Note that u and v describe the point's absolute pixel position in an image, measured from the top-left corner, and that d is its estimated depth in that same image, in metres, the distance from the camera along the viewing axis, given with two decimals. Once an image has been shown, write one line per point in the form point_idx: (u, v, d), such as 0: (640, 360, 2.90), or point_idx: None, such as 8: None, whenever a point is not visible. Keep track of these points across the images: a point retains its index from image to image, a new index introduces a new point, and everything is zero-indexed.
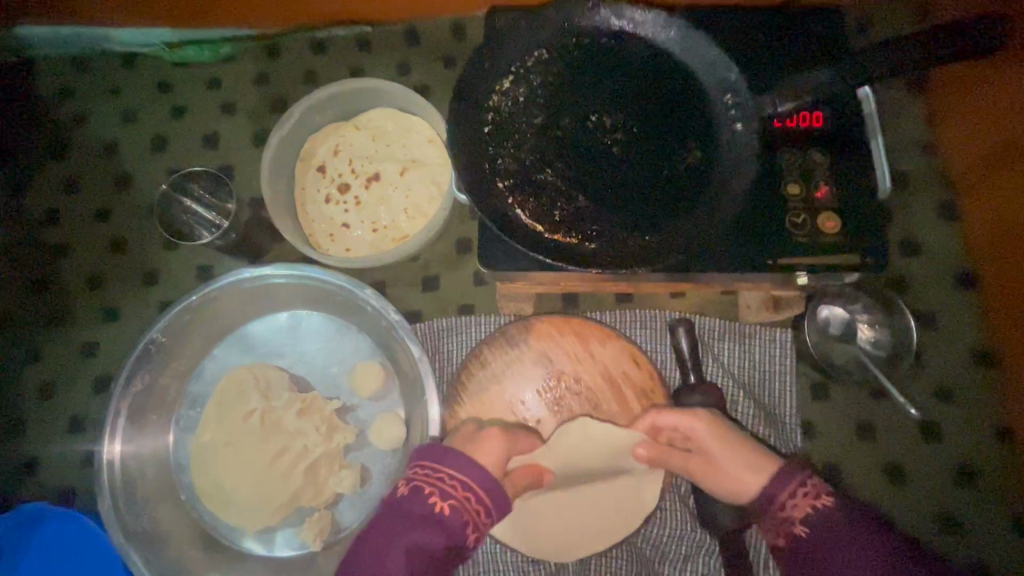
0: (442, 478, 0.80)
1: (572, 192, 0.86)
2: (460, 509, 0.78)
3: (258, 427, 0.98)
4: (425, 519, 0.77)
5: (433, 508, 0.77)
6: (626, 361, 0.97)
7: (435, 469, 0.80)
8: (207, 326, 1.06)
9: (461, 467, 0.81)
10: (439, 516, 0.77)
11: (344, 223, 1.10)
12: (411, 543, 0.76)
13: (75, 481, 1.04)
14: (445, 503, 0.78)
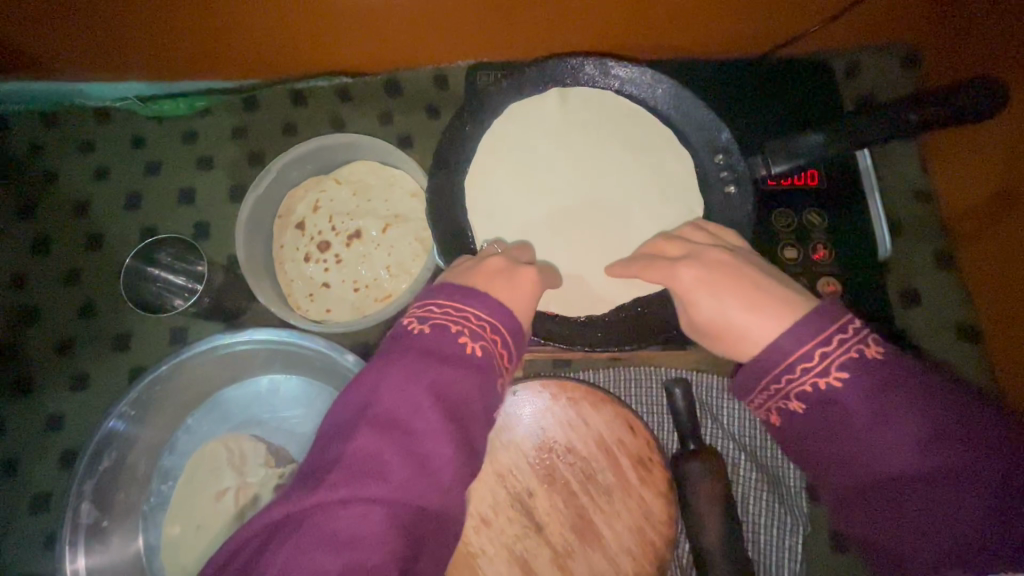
0: (467, 312, 0.62)
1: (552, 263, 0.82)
2: (494, 355, 0.61)
3: (232, 506, 0.93)
4: (452, 358, 0.59)
5: (461, 348, 0.60)
6: (621, 427, 0.92)
7: (449, 303, 0.63)
8: (179, 396, 1.01)
9: (477, 297, 0.63)
10: (474, 360, 0.59)
11: (325, 282, 1.05)
12: (438, 380, 0.57)
13: (42, 563, 0.98)
14: (473, 341, 0.60)
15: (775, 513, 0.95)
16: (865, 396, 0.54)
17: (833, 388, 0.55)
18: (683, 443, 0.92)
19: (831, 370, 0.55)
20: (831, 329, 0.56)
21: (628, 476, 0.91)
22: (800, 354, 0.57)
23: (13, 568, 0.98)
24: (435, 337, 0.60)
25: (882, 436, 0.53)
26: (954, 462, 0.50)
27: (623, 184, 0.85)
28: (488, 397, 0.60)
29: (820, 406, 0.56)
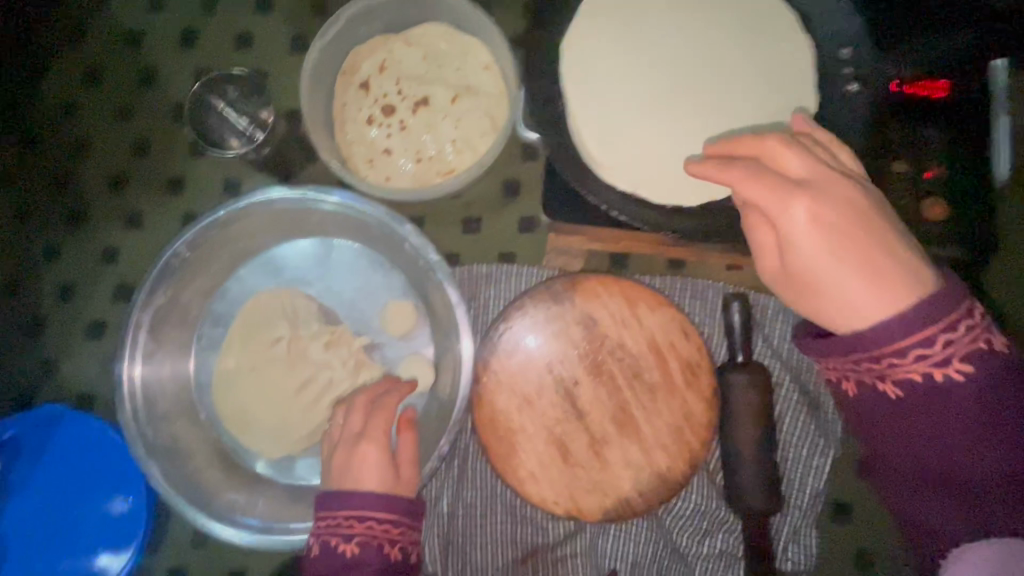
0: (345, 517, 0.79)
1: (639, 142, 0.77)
2: (377, 546, 0.78)
3: (284, 355, 0.94)
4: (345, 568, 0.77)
5: (347, 555, 0.78)
6: (675, 331, 0.92)
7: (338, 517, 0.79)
8: (233, 244, 1.00)
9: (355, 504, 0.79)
10: (355, 556, 0.77)
11: (386, 149, 1.00)
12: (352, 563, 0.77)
13: (96, 386, 1.01)
14: (357, 543, 0.78)
15: (806, 434, 0.97)
16: (968, 392, 0.61)
17: (938, 382, 0.62)
18: (734, 355, 0.91)
19: (947, 365, 0.61)
20: (939, 330, 0.59)
21: (674, 378, 0.91)
22: (901, 344, 0.60)
23: (69, 387, 1.02)
24: (330, 554, 0.78)
25: (959, 428, 0.63)
26: (1008, 455, 0.62)
27: (733, 71, 0.77)
28: (379, 503, 0.79)
29: (910, 391, 0.63)
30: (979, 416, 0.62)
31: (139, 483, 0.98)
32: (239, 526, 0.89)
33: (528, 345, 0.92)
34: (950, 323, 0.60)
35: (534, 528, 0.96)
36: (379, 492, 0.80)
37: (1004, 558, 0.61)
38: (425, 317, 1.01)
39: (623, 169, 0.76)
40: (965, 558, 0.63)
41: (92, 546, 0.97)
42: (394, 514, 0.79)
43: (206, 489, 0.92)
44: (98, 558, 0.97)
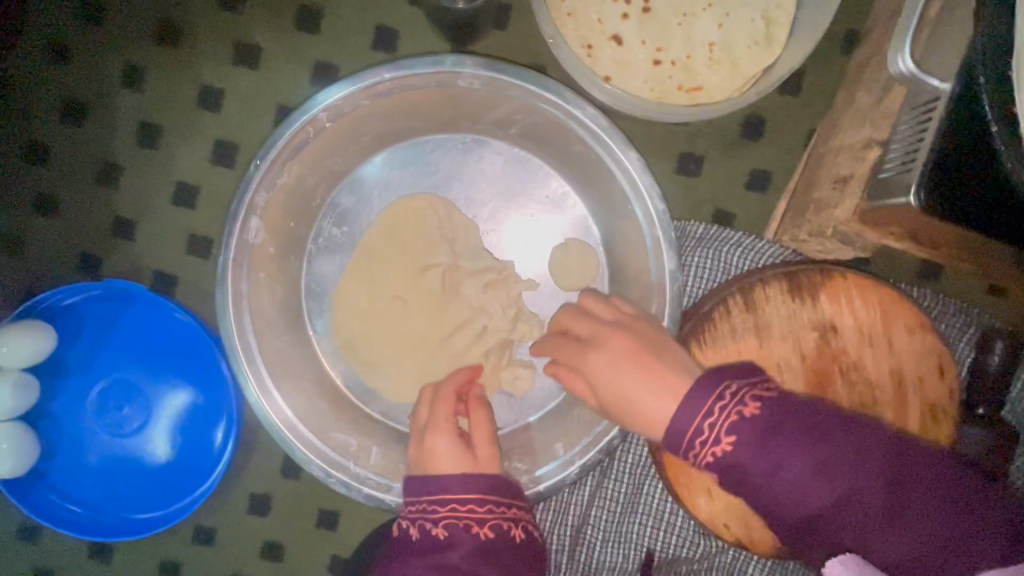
0: (426, 496, 0.60)
1: None
2: (471, 527, 0.59)
3: (437, 285, 0.73)
4: (438, 552, 0.58)
5: (436, 539, 0.58)
6: (929, 364, 0.73)
7: (419, 500, 0.61)
8: (381, 121, 0.75)
9: (462, 486, 0.60)
10: (444, 541, 0.58)
11: (615, 35, 0.72)
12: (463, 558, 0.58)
13: (178, 266, 0.81)
14: (443, 526, 0.59)
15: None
16: (754, 450, 0.52)
17: (728, 459, 0.53)
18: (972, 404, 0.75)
19: (720, 440, 0.53)
20: (707, 410, 0.53)
21: (910, 418, 0.73)
22: (700, 425, 0.54)
23: (144, 260, 0.81)
24: (419, 538, 0.59)
25: (786, 481, 0.51)
26: (843, 489, 0.51)
27: None
28: (463, 482, 0.60)
29: (731, 474, 0.54)
30: (800, 457, 0.51)
31: (224, 387, 0.81)
32: (356, 479, 0.72)
33: (745, 343, 0.72)
34: (733, 398, 0.53)
35: (678, 540, 0.82)
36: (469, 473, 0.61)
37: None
38: (605, 273, 0.80)
39: None
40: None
41: (163, 450, 0.83)
42: (489, 493, 0.60)
43: (317, 425, 0.75)
44: (166, 459, 0.83)
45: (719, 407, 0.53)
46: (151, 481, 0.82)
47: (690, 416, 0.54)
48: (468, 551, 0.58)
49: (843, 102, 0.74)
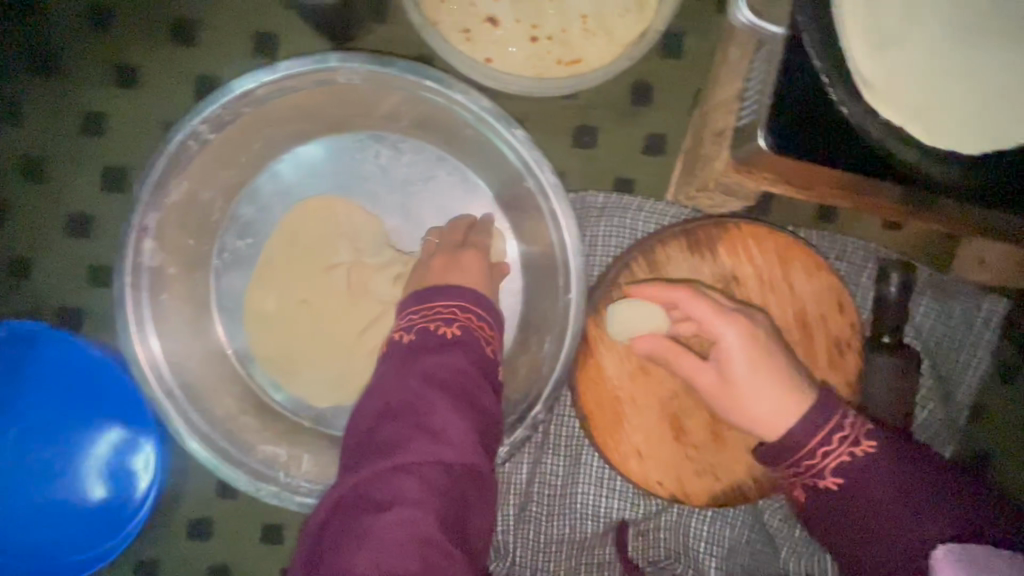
0: (443, 306, 0.64)
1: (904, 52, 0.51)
2: (480, 336, 0.62)
3: (342, 286, 0.73)
4: (442, 346, 0.60)
5: (443, 335, 0.61)
6: (830, 302, 0.76)
7: (431, 306, 0.64)
8: (271, 127, 0.74)
9: (456, 293, 0.66)
10: (450, 338, 0.61)
11: (490, 17, 0.73)
12: (426, 368, 0.58)
13: (81, 300, 0.79)
14: (455, 328, 0.62)
15: (936, 425, 0.85)
16: (889, 472, 0.62)
17: (867, 459, 0.62)
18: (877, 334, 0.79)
19: (860, 442, 0.63)
20: (830, 427, 0.63)
21: (818, 355, 0.77)
22: (810, 440, 0.64)
23: (46, 298, 0.78)
24: (422, 339, 0.61)
25: (907, 508, 0.60)
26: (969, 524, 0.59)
27: None
28: (476, 302, 0.66)
29: (862, 479, 0.62)
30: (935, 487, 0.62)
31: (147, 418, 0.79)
32: (288, 488, 0.72)
33: None
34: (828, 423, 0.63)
35: (620, 503, 0.85)
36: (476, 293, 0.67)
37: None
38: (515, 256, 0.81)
39: (896, 87, 0.50)
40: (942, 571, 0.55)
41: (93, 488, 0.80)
42: (482, 311, 0.66)
43: (244, 440, 0.75)
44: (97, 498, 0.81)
45: (834, 428, 0.63)
46: (82, 527, 0.80)
47: (762, 405, 0.66)
48: (470, 355, 0.59)
49: (720, 59, 0.75)
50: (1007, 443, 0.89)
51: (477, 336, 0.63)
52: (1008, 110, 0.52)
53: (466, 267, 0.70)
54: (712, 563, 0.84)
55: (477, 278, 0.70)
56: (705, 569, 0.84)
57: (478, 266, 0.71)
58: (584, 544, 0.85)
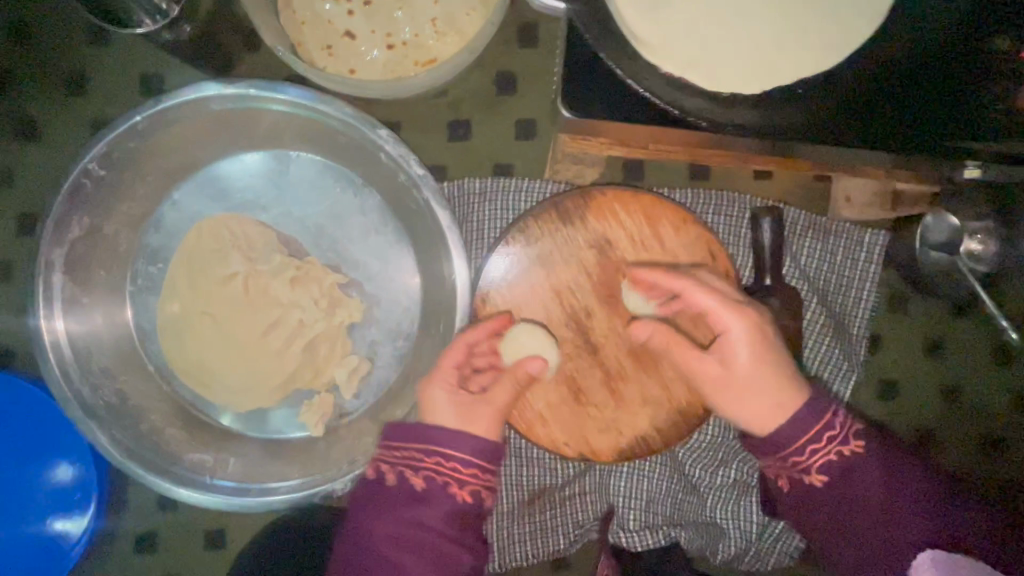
0: (412, 449, 0.67)
1: (676, 8, 0.56)
2: (448, 484, 0.66)
3: (240, 295, 0.78)
4: (415, 501, 0.65)
5: (415, 488, 0.66)
6: (701, 253, 0.80)
7: (402, 446, 0.67)
8: (164, 158, 0.81)
9: (409, 435, 0.67)
10: (422, 494, 0.65)
11: (347, 31, 0.79)
12: (400, 518, 0.65)
13: (11, 340, 0.84)
14: (423, 476, 0.66)
15: (833, 360, 0.89)
16: (879, 475, 0.63)
17: (852, 459, 0.63)
18: (758, 277, 0.84)
19: (849, 441, 0.64)
20: (826, 420, 0.64)
21: None
22: (801, 443, 0.64)
23: None
24: (397, 487, 0.66)
25: (894, 516, 0.63)
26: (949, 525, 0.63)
27: None
28: (466, 441, 0.67)
29: (845, 476, 0.63)
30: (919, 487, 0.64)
31: (79, 446, 0.82)
32: (211, 488, 0.79)
33: (530, 275, 0.80)
34: (835, 427, 0.64)
35: (540, 470, 0.88)
36: (456, 431, 0.67)
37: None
38: (409, 250, 0.87)
39: (669, 41, 0.55)
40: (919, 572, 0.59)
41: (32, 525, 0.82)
42: (443, 454, 0.66)
43: (170, 450, 0.81)
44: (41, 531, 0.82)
45: (828, 433, 0.64)
46: (15, 563, 0.81)
47: (797, 429, 0.64)
48: (434, 510, 0.65)
49: None
50: (907, 368, 0.92)
51: (417, 466, 0.66)
52: (782, 51, 0.57)
53: (442, 409, 0.69)
54: (632, 516, 0.88)
55: (459, 417, 0.69)
56: (626, 523, 0.88)
57: (452, 404, 0.70)
58: (511, 516, 0.88)
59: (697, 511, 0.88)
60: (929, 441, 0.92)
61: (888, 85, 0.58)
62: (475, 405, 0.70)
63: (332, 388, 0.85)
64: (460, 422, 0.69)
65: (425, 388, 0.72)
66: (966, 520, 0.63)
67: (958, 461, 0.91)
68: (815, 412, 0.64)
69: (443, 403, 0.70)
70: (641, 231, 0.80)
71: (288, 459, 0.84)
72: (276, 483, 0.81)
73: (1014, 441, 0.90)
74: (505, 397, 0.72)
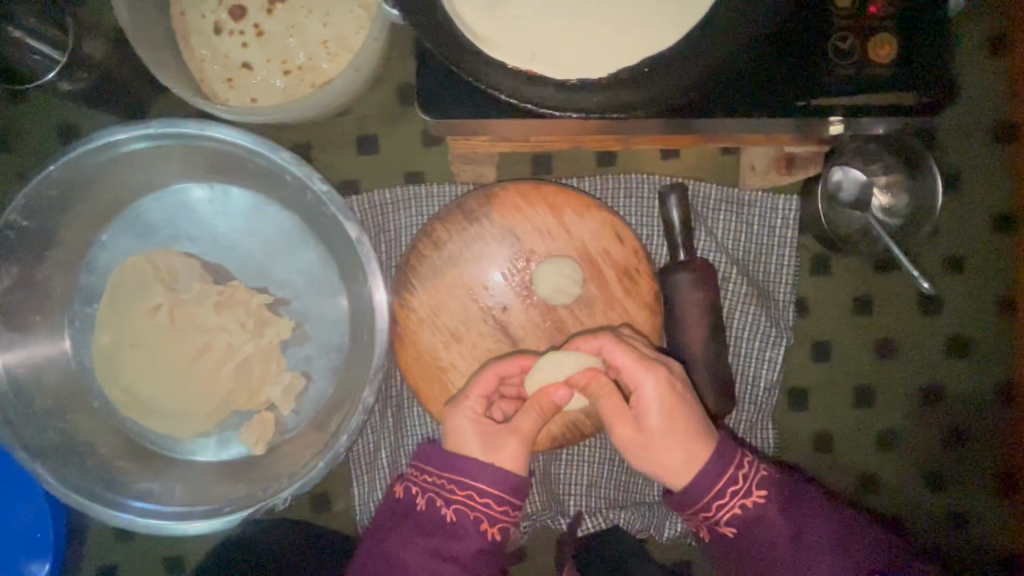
0: (463, 481, 0.69)
1: (519, 5, 0.59)
2: (477, 520, 0.69)
3: (167, 324, 0.82)
4: (444, 530, 0.70)
5: (446, 520, 0.70)
6: (608, 236, 0.82)
7: (440, 473, 0.71)
8: (86, 202, 0.84)
9: (470, 474, 0.69)
10: (452, 526, 0.69)
11: (245, 63, 0.83)
12: (428, 547, 0.70)
13: None
14: (453, 509, 0.70)
15: (760, 327, 0.90)
16: (781, 511, 0.71)
17: (757, 508, 0.70)
18: (674, 254, 0.84)
19: (751, 493, 0.70)
20: (734, 469, 0.70)
21: (612, 287, 0.82)
22: (714, 495, 0.70)
23: None
24: (428, 511, 0.71)
25: (796, 546, 0.71)
26: (842, 546, 0.72)
27: None
28: (489, 474, 0.69)
29: (753, 523, 0.70)
30: (816, 519, 0.73)
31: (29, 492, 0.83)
32: (158, 513, 0.81)
33: (444, 276, 0.82)
34: (739, 475, 0.70)
35: None
36: (484, 460, 0.69)
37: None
38: (332, 264, 0.90)
39: (511, 35, 0.58)
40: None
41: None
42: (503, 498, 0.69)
43: (117, 482, 0.83)
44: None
45: (738, 478, 0.70)
46: None
47: (711, 481, 0.69)
48: (469, 541, 0.69)
49: None
50: (837, 328, 0.93)
51: (447, 499, 0.70)
52: (623, 34, 0.59)
53: (464, 433, 0.71)
54: (574, 502, 0.88)
55: (480, 445, 0.70)
56: (567, 509, 0.88)
57: (476, 430, 0.71)
58: None
59: (641, 490, 0.89)
60: (866, 396, 0.93)
61: (752, 68, 0.63)
62: (497, 433, 0.70)
63: (271, 407, 0.87)
64: (481, 451, 0.69)
65: (451, 414, 0.73)
66: (856, 540, 0.73)
67: (894, 415, 0.92)
68: (724, 463, 0.70)
69: (466, 428, 0.71)
70: (546, 222, 0.82)
71: (234, 479, 0.86)
72: (221, 505, 0.82)
73: (946, 387, 0.92)
74: (530, 423, 0.70)
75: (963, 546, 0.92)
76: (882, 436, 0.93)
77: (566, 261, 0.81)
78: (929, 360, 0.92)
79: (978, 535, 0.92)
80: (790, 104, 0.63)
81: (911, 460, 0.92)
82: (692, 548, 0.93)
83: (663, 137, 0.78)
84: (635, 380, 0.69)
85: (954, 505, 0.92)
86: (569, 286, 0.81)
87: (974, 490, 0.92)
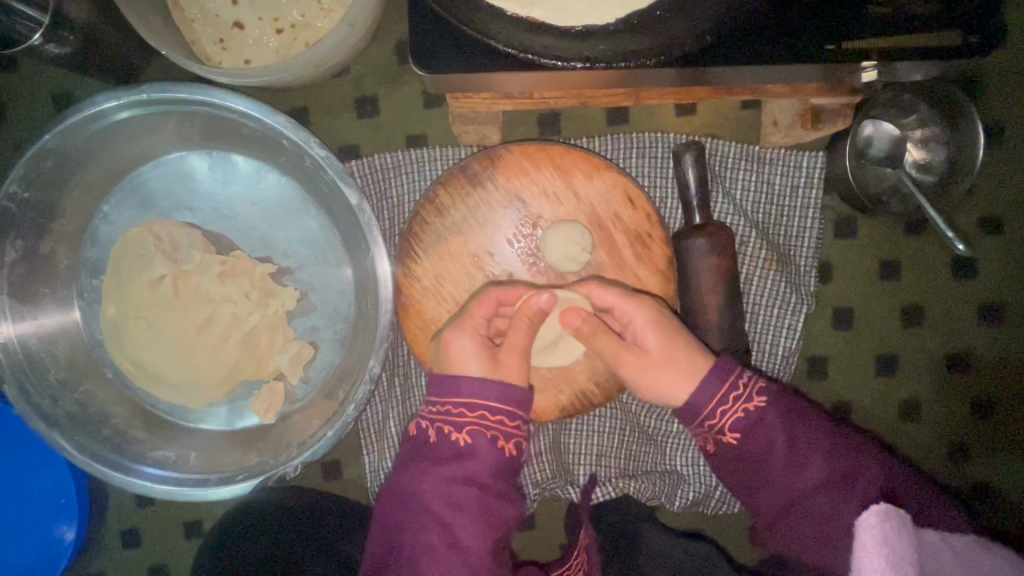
0: (471, 403, 0.66)
1: None
2: (494, 437, 0.66)
3: (171, 294, 0.81)
4: (458, 454, 0.66)
5: (458, 444, 0.66)
6: (618, 200, 0.78)
7: (444, 400, 0.67)
8: (85, 171, 0.83)
9: (478, 394, 0.66)
10: (466, 448, 0.66)
11: (235, 22, 0.78)
12: (445, 479, 0.65)
13: None
14: (466, 432, 0.66)
15: (782, 294, 0.85)
16: (782, 420, 0.67)
17: (757, 413, 0.66)
18: (689, 218, 0.79)
19: (753, 398, 0.67)
20: (735, 377, 0.67)
21: (622, 253, 0.79)
22: (716, 401, 0.67)
23: None
24: (439, 441, 0.67)
25: (802, 463, 0.66)
26: (852, 465, 0.66)
27: None
28: (499, 391, 0.67)
29: (752, 431, 0.66)
30: (824, 434, 0.68)
31: (50, 460, 0.85)
32: (173, 480, 0.81)
33: (447, 242, 0.79)
34: (740, 376, 0.68)
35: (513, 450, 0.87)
36: (489, 378, 0.67)
37: (904, 552, 0.56)
38: (334, 234, 0.88)
39: None
40: (865, 527, 0.57)
41: (18, 543, 0.85)
42: (509, 408, 0.67)
43: (132, 450, 0.84)
44: (28, 545, 0.85)
45: (742, 384, 0.67)
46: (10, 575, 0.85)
47: (709, 396, 0.67)
48: (485, 462, 0.66)
49: None
50: (862, 293, 0.89)
51: (459, 426, 0.66)
52: None
53: (463, 356, 0.69)
54: (585, 471, 0.87)
55: (481, 365, 0.68)
56: (577, 478, 0.88)
57: (478, 352, 0.69)
58: None
59: (652, 459, 0.87)
60: (890, 362, 0.89)
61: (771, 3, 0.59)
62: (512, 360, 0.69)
63: (279, 377, 0.87)
64: (483, 369, 0.68)
65: (452, 334, 0.70)
66: (869, 460, 0.67)
67: (921, 384, 0.89)
68: (726, 372, 0.67)
69: (469, 349, 0.69)
70: (552, 185, 0.78)
71: (246, 448, 0.87)
72: (233, 472, 0.82)
73: (973, 353, 0.88)
74: (523, 338, 0.70)
75: (988, 516, 0.88)
76: (905, 403, 0.89)
77: (575, 226, 0.77)
78: (958, 325, 0.88)
79: (1004, 504, 0.88)
80: (823, 48, 0.60)
81: (934, 427, 0.89)
82: (704, 516, 0.92)
83: (675, 88, 0.73)
84: (625, 314, 0.71)
85: (979, 475, 0.89)
86: (577, 252, 0.77)
87: (1001, 458, 0.89)
